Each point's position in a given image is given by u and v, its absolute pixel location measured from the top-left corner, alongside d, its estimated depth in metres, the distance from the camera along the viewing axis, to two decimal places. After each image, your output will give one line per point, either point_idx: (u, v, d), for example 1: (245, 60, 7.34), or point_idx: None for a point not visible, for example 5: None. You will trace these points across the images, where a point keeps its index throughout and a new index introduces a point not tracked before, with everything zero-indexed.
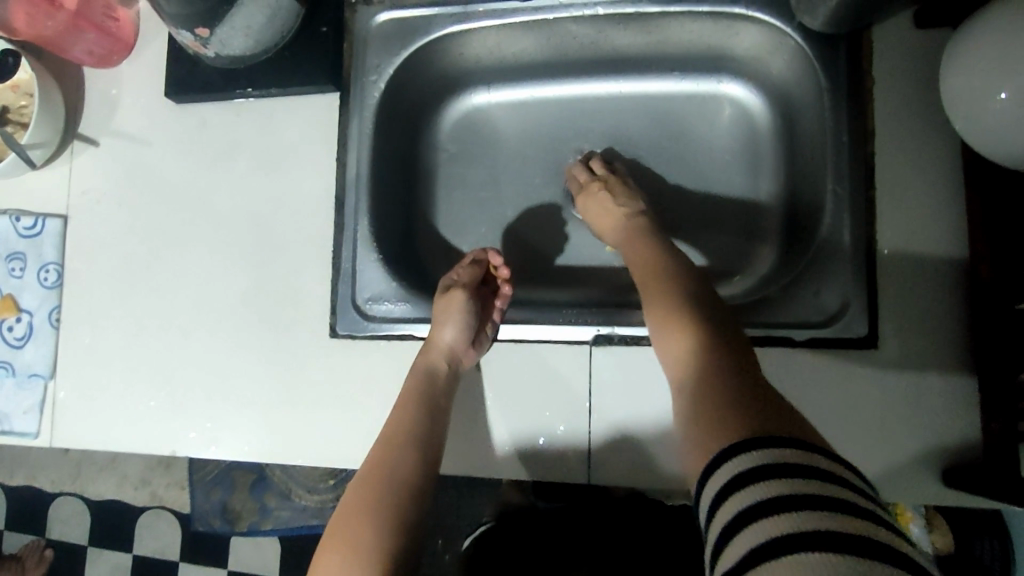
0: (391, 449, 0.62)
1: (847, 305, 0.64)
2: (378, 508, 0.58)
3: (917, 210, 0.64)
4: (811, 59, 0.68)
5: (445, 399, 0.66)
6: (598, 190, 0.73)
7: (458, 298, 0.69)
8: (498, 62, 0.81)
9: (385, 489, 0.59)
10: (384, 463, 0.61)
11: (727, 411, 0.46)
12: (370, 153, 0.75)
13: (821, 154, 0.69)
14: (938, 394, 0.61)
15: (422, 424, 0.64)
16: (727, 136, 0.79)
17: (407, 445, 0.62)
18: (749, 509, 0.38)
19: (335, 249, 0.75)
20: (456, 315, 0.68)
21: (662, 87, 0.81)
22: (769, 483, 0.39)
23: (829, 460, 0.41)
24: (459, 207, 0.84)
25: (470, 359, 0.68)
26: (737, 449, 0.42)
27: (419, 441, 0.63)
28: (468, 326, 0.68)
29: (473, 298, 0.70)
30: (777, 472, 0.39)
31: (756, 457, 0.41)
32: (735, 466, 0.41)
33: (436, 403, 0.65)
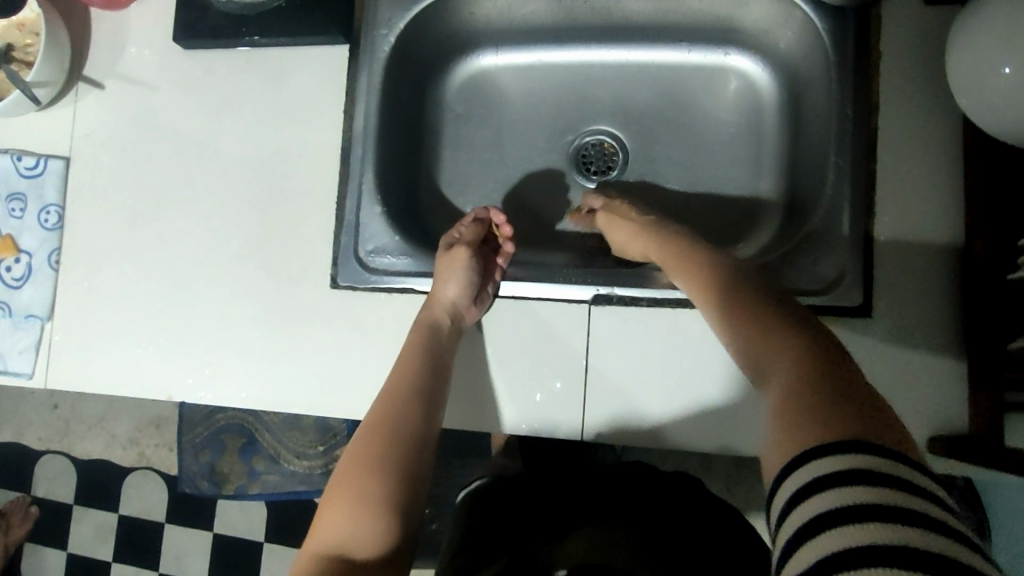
0: (390, 407, 0.61)
1: (844, 273, 0.65)
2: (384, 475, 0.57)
3: (916, 183, 0.65)
4: (819, 31, 0.69)
5: (448, 358, 0.66)
6: (622, 208, 0.71)
7: (462, 255, 0.70)
8: (509, 23, 0.82)
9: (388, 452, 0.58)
10: (387, 422, 0.60)
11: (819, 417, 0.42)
12: (378, 107, 0.76)
13: (826, 125, 0.70)
14: (928, 364, 0.62)
15: (424, 385, 0.63)
16: (734, 109, 0.80)
17: (406, 404, 0.61)
18: (811, 520, 0.37)
19: (339, 201, 0.75)
20: (459, 271, 0.69)
21: (671, 58, 0.81)
22: (838, 492, 0.37)
23: (902, 464, 0.38)
24: (464, 168, 0.84)
25: (472, 314, 0.69)
26: (808, 453, 0.40)
27: (421, 402, 0.62)
28: (470, 281, 0.68)
29: (476, 256, 0.70)
30: (848, 480, 0.37)
31: (831, 463, 0.39)
32: (804, 471, 0.40)
33: (438, 357, 0.65)
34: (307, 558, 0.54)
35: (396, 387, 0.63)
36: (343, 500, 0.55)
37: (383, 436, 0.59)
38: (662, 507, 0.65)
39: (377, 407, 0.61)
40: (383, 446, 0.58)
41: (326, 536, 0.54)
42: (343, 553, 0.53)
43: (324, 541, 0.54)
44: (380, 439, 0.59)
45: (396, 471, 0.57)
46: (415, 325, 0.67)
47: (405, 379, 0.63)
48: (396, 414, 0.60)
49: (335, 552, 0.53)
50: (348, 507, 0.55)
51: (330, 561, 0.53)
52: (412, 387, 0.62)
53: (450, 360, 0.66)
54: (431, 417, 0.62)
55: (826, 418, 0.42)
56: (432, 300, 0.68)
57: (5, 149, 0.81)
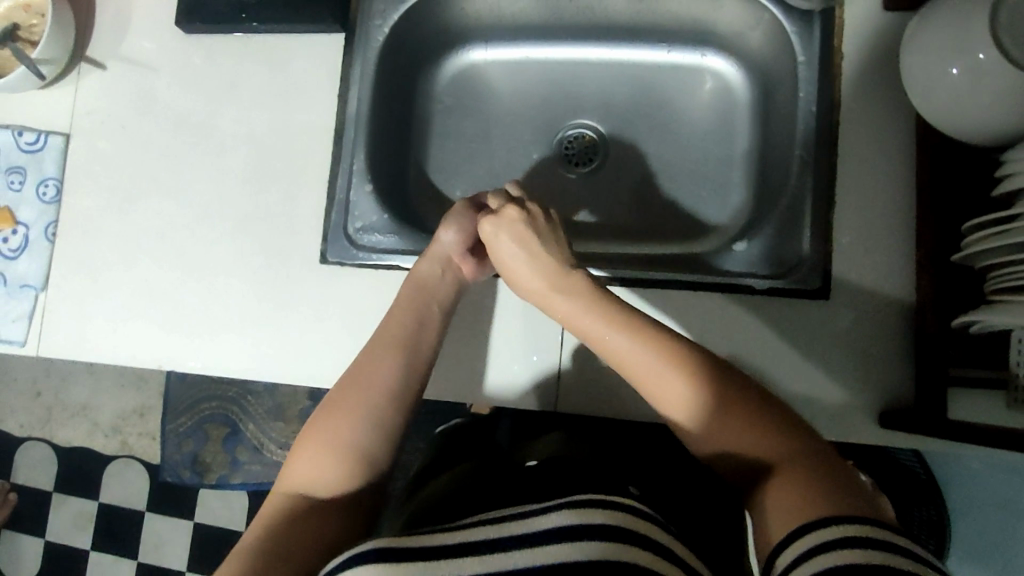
0: (379, 358, 0.63)
1: (803, 260, 0.70)
2: (360, 425, 0.59)
3: (874, 175, 0.69)
4: (787, 32, 0.73)
5: (436, 316, 0.68)
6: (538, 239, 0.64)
7: (461, 204, 0.70)
8: (497, 19, 0.86)
9: (367, 401, 0.60)
10: (371, 373, 0.62)
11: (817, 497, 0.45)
12: (370, 94, 0.79)
13: (791, 122, 0.74)
14: (881, 343, 0.67)
15: (410, 347, 0.64)
16: (708, 107, 0.84)
17: (394, 357, 0.63)
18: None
19: (330, 181, 0.79)
20: (455, 219, 0.69)
21: (650, 57, 0.86)
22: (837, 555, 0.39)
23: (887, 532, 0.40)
24: (451, 157, 0.88)
25: (468, 268, 0.70)
26: (817, 526, 0.42)
27: (408, 366, 0.63)
28: (464, 233, 0.69)
29: (479, 211, 0.71)
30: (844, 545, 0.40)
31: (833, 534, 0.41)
32: (808, 541, 0.41)
33: (424, 307, 0.67)
34: (276, 495, 0.57)
35: (385, 345, 0.64)
36: (319, 446, 0.58)
37: (364, 392, 0.60)
38: (626, 455, 0.70)
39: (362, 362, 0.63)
40: (364, 400, 0.60)
41: (295, 478, 0.57)
42: (306, 492, 0.57)
43: (290, 481, 0.57)
44: (358, 395, 0.60)
45: (375, 423, 0.59)
46: (408, 279, 0.69)
47: (393, 334, 0.65)
48: (378, 368, 0.62)
49: (300, 492, 0.57)
50: (321, 455, 0.58)
51: (293, 501, 0.56)
52: (400, 347, 0.64)
53: (439, 309, 0.68)
54: (414, 374, 0.63)
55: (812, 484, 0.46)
56: (426, 254, 0.69)
57: (5, 125, 0.84)
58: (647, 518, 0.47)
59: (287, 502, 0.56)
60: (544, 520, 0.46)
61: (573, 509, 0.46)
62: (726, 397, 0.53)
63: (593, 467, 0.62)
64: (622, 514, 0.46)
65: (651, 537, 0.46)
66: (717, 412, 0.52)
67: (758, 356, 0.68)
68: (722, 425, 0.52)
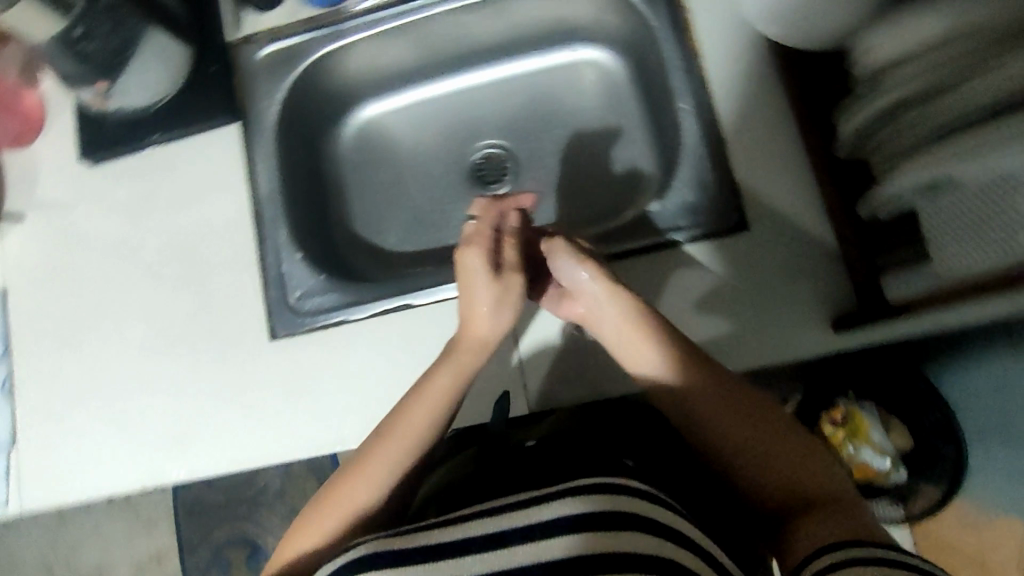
0: (393, 441, 0.62)
1: (717, 200, 0.72)
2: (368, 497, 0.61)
3: (755, 105, 0.73)
4: (637, 6, 0.79)
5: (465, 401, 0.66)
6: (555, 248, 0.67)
7: (517, 281, 0.65)
8: (379, 72, 0.89)
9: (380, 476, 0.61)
10: (381, 460, 0.61)
11: (840, 524, 0.48)
12: (277, 170, 0.82)
13: (668, 80, 0.78)
14: (812, 255, 0.69)
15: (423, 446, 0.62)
16: (595, 94, 0.89)
17: (413, 442, 0.62)
18: None
19: (260, 261, 0.80)
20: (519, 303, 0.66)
21: (530, 66, 0.91)
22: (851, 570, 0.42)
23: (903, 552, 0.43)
24: (375, 207, 0.91)
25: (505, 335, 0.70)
26: (839, 545, 0.46)
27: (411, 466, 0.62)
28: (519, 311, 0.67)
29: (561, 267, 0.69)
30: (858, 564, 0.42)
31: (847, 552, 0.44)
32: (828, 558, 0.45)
33: (458, 394, 0.64)
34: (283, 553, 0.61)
35: (402, 432, 0.62)
36: (325, 518, 0.61)
37: (376, 467, 0.61)
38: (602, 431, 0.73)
39: (370, 453, 0.62)
40: (371, 478, 0.61)
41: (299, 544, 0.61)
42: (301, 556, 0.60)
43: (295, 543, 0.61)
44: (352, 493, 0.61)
45: (376, 495, 0.61)
46: (456, 362, 0.65)
47: (417, 421, 0.62)
48: (385, 449, 0.61)
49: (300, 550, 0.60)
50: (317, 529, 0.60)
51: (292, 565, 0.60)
52: (420, 441, 0.62)
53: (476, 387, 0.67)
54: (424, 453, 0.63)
55: (832, 524, 0.49)
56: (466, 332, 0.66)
57: None
58: (653, 499, 0.52)
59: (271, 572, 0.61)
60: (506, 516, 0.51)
61: (580, 499, 0.50)
62: (761, 433, 0.56)
63: (588, 444, 0.66)
64: (632, 500, 0.50)
65: (659, 518, 0.50)
66: (752, 451, 0.55)
67: (703, 299, 0.70)
68: (746, 436, 0.56)
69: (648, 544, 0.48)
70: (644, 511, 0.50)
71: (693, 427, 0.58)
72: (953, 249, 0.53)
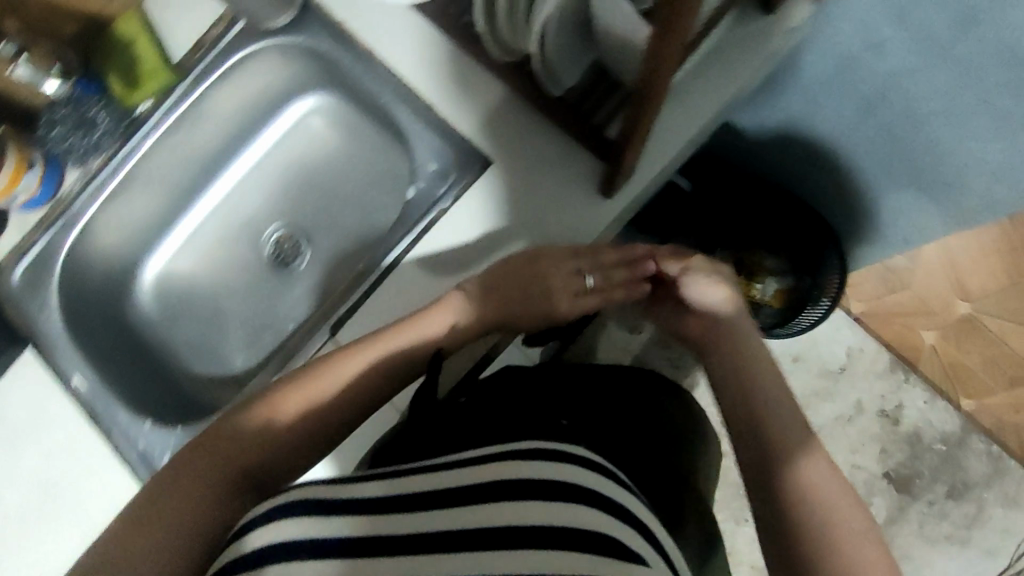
0: (404, 337, 0.66)
1: (455, 155, 0.76)
2: (355, 387, 0.62)
3: (433, 65, 0.77)
4: (304, 44, 0.83)
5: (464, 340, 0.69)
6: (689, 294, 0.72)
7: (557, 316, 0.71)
8: (135, 230, 0.90)
9: (377, 372, 0.64)
10: (387, 360, 0.64)
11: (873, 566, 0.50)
12: (89, 364, 0.82)
13: (364, 87, 0.83)
14: (551, 149, 0.73)
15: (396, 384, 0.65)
16: (329, 134, 0.92)
17: (411, 348, 0.66)
18: None
19: (118, 451, 0.79)
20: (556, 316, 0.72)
21: (265, 146, 0.94)
22: None
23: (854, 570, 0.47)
24: (206, 342, 0.91)
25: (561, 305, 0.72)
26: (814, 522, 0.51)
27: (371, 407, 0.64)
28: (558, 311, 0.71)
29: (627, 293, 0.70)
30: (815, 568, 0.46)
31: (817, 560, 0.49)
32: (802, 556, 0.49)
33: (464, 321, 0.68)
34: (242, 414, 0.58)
35: (412, 326, 0.67)
36: (308, 390, 0.61)
37: (386, 357, 0.65)
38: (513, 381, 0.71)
39: (331, 371, 0.62)
40: (367, 364, 0.64)
41: (277, 405, 0.59)
42: (269, 415, 0.58)
43: (264, 406, 0.59)
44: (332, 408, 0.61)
45: (353, 388, 0.62)
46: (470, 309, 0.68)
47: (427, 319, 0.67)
48: (393, 345, 0.65)
49: (267, 416, 0.58)
50: (297, 396, 0.60)
51: (249, 423, 0.57)
52: (409, 359, 0.65)
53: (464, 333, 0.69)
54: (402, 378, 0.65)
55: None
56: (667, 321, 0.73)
57: None
58: (566, 455, 0.50)
59: (210, 451, 0.55)
60: (366, 487, 0.49)
61: (482, 467, 0.49)
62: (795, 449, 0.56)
63: (526, 405, 0.64)
64: (543, 461, 0.49)
65: (561, 477, 0.48)
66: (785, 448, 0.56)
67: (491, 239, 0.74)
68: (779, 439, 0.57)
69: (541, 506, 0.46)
70: (550, 472, 0.48)
71: (767, 409, 0.59)
72: (613, 23, 0.57)
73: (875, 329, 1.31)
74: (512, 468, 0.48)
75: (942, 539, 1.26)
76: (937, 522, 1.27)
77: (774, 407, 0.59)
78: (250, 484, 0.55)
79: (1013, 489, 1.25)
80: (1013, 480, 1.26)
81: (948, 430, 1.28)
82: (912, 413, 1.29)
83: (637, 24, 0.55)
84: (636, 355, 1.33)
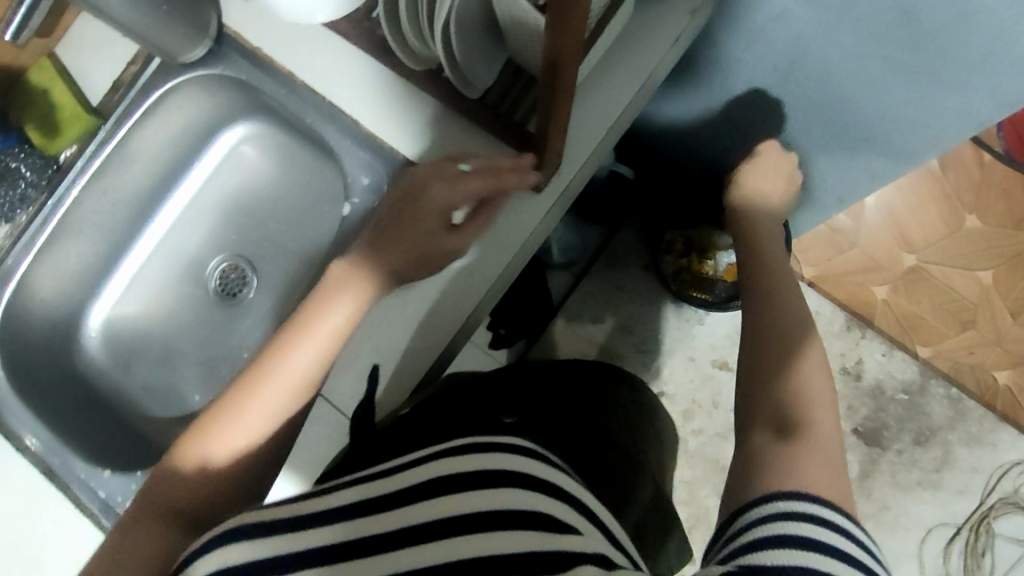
0: (312, 322, 0.64)
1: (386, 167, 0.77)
2: (278, 392, 0.61)
3: (348, 79, 0.76)
4: (223, 75, 0.83)
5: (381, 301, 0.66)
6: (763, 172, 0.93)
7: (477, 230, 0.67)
8: (75, 280, 0.89)
9: (295, 366, 0.62)
10: (298, 351, 0.63)
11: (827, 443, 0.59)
12: (39, 419, 0.80)
13: (290, 110, 0.82)
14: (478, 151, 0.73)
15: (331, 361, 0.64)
16: (262, 162, 0.91)
17: (324, 332, 0.64)
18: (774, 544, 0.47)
19: (76, 504, 0.78)
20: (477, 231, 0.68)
21: (199, 180, 0.93)
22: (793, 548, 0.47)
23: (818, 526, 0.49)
24: (160, 384, 0.90)
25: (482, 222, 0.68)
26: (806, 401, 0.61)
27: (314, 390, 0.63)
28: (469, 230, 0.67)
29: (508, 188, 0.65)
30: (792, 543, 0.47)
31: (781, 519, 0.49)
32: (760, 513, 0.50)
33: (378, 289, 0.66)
34: (176, 459, 0.59)
35: (316, 310, 0.64)
36: (228, 411, 0.60)
37: (297, 347, 0.63)
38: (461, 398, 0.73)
39: (248, 385, 0.61)
40: (279, 361, 0.62)
41: (205, 443, 0.59)
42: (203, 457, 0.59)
43: (195, 448, 0.59)
44: (266, 406, 0.61)
45: (269, 394, 0.61)
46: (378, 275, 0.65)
47: (329, 296, 0.65)
48: (300, 332, 0.63)
49: (201, 456, 0.59)
50: (219, 422, 0.60)
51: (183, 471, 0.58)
52: (324, 344, 0.63)
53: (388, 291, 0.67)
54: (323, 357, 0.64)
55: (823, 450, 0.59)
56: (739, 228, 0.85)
57: None
58: (517, 449, 0.50)
59: (185, 475, 0.58)
60: (331, 497, 0.49)
61: (438, 462, 0.49)
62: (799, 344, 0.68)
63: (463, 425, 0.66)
64: (496, 453, 0.49)
65: (514, 468, 0.48)
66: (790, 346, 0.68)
67: None
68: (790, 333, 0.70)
69: (496, 497, 0.46)
70: (504, 463, 0.48)
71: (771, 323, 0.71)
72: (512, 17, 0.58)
73: (829, 291, 1.34)
74: (467, 461, 0.48)
75: (915, 486, 1.28)
76: (908, 470, 1.28)
77: (791, 327, 0.70)
78: (231, 496, 0.59)
79: (976, 429, 1.29)
80: (975, 420, 1.29)
81: (909, 380, 1.31)
82: (873, 368, 1.31)
83: (534, 15, 0.56)
84: (601, 344, 1.34)
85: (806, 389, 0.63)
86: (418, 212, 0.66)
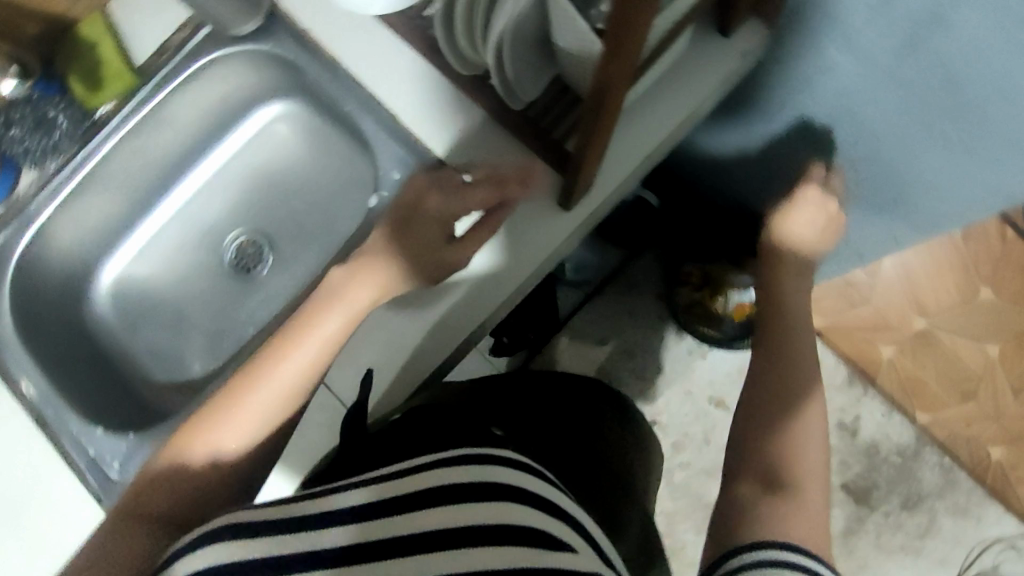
0: (316, 319, 0.64)
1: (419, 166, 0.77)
2: (283, 385, 0.62)
3: (397, 75, 0.77)
4: (270, 51, 0.83)
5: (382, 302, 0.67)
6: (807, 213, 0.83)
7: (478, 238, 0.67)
8: (93, 234, 0.89)
9: (298, 360, 0.62)
10: (302, 347, 0.63)
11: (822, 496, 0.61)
12: (39, 368, 0.80)
13: (330, 96, 0.83)
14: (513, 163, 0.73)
15: (330, 362, 0.64)
16: (295, 143, 0.92)
17: (330, 326, 0.64)
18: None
19: (65, 458, 0.77)
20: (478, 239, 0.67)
21: (229, 152, 0.93)
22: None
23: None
24: (163, 349, 0.90)
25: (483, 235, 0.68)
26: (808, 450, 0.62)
27: (310, 391, 0.63)
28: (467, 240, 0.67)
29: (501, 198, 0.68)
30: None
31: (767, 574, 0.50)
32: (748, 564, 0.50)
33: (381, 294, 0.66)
34: (180, 452, 0.59)
35: (321, 307, 0.65)
36: (232, 404, 0.60)
37: (300, 342, 0.63)
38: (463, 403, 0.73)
39: (253, 379, 0.62)
40: (283, 356, 0.62)
41: (210, 436, 0.59)
42: (208, 449, 0.59)
43: (200, 442, 0.59)
44: (261, 403, 0.61)
45: (272, 388, 0.61)
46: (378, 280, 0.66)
47: (329, 295, 0.65)
48: (304, 326, 0.64)
49: (207, 450, 0.59)
50: (223, 415, 0.60)
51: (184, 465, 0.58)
52: (329, 342, 0.64)
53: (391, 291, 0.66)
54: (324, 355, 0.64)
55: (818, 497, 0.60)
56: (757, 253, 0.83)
57: None
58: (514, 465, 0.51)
59: (190, 467, 0.58)
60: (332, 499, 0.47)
61: (443, 471, 0.49)
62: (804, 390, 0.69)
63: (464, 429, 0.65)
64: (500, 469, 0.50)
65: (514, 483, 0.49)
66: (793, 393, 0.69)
67: None
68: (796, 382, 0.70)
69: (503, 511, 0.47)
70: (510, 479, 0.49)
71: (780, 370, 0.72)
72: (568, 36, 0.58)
73: (834, 344, 1.34)
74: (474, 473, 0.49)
75: (897, 550, 1.27)
76: (892, 533, 1.28)
77: (799, 375, 0.71)
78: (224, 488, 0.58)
79: (964, 500, 1.28)
80: (963, 491, 1.29)
81: (903, 442, 1.31)
82: (869, 426, 1.31)
83: (591, 38, 0.56)
84: (601, 366, 1.34)
85: (809, 441, 0.63)
86: (415, 219, 0.67)
